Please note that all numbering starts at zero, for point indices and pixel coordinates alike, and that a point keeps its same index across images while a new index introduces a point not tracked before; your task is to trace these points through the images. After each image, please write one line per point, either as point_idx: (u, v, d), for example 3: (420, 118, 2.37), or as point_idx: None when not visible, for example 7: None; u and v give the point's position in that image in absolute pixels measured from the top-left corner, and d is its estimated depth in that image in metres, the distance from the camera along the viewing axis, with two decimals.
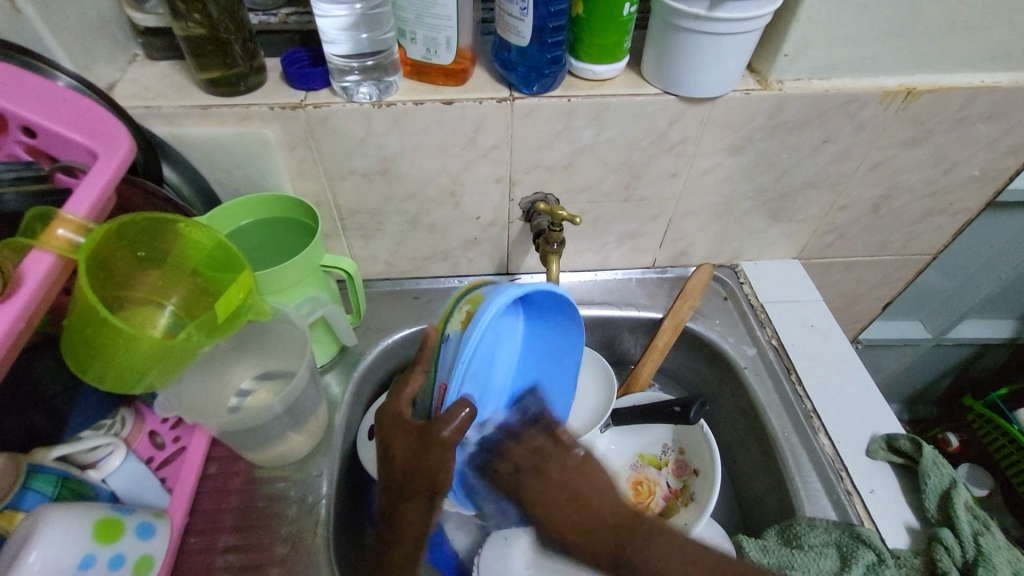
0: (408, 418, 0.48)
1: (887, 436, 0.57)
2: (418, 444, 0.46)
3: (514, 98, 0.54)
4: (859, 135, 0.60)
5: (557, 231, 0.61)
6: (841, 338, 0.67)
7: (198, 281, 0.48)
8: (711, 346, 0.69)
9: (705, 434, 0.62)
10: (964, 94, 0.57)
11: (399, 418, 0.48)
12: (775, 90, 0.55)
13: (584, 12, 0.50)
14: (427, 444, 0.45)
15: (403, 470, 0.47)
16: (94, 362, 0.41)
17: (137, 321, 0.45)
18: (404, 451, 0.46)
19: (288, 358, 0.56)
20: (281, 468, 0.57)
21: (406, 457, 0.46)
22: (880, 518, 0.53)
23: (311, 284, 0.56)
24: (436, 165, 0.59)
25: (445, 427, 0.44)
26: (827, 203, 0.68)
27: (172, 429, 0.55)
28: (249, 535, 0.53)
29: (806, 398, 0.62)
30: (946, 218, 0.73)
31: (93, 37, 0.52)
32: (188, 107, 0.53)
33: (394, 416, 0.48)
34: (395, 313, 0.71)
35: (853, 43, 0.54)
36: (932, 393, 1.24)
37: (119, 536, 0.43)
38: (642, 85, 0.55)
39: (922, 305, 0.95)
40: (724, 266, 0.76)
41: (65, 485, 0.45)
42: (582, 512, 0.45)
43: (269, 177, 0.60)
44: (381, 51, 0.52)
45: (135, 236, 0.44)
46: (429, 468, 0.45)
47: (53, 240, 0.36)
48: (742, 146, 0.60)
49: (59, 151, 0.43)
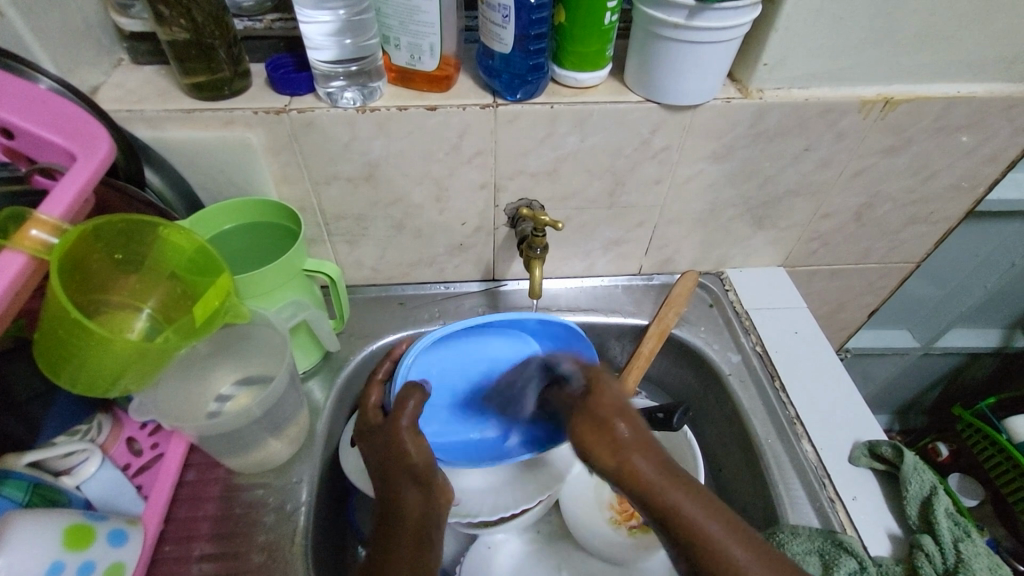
0: (373, 409, 0.53)
1: (869, 442, 0.57)
2: (379, 431, 0.50)
3: (498, 104, 0.54)
4: (840, 143, 0.61)
5: (541, 236, 0.61)
6: (825, 344, 0.67)
7: (177, 283, 0.47)
8: (695, 353, 0.70)
9: (688, 440, 0.62)
10: (942, 103, 0.58)
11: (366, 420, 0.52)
12: (756, 99, 0.56)
13: (566, 21, 0.51)
14: (385, 438, 0.49)
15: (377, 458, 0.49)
16: (67, 365, 0.40)
17: (114, 325, 0.45)
18: (374, 447, 0.49)
19: (268, 363, 0.55)
20: (260, 475, 0.57)
21: (373, 459, 0.49)
22: (862, 526, 0.53)
23: (292, 288, 0.56)
24: (421, 170, 0.60)
25: (401, 416, 0.49)
26: (810, 211, 0.69)
27: (150, 435, 0.55)
28: (225, 543, 0.52)
29: (789, 404, 0.62)
30: (929, 226, 0.74)
31: (76, 40, 0.52)
32: (171, 111, 0.53)
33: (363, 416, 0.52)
34: (380, 319, 0.71)
35: (831, 53, 0.54)
36: (922, 402, 1.24)
37: (89, 542, 0.42)
38: (625, 93, 0.56)
39: (908, 314, 0.96)
40: (710, 273, 0.76)
41: (36, 492, 0.43)
42: (607, 455, 0.38)
43: (252, 181, 0.60)
44: (364, 57, 0.52)
45: (111, 237, 0.43)
46: (387, 449, 0.48)
47: (26, 240, 0.36)
48: (724, 154, 0.60)
49: (37, 153, 0.43)
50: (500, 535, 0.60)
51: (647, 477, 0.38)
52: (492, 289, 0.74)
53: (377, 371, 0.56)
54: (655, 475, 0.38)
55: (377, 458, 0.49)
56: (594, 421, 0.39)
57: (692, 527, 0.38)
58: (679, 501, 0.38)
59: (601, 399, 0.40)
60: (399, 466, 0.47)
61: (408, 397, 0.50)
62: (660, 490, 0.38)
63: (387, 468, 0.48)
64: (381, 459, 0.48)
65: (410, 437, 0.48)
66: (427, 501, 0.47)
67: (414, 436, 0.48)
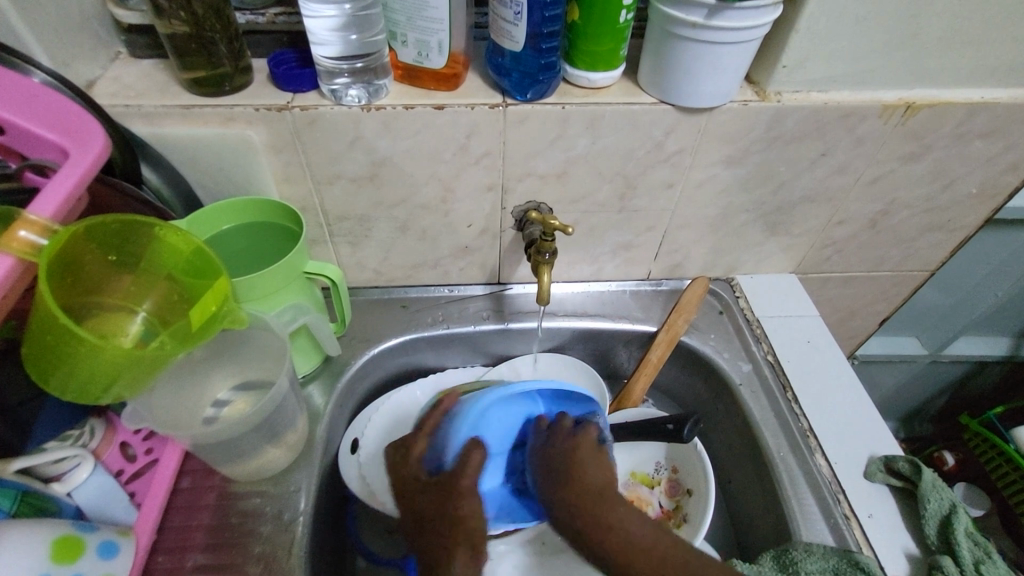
0: (419, 475, 0.48)
1: (885, 457, 0.56)
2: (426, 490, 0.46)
3: (507, 104, 0.53)
4: (858, 149, 0.59)
5: (549, 240, 0.59)
6: (838, 354, 0.66)
7: (173, 285, 0.46)
8: (705, 361, 0.68)
9: (698, 452, 0.60)
10: (964, 109, 0.56)
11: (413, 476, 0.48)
12: (773, 102, 0.54)
13: (579, 19, 0.49)
14: (438, 497, 0.45)
15: (419, 522, 0.45)
16: (56, 371, 0.38)
17: (108, 328, 0.43)
18: (416, 505, 0.46)
19: (267, 368, 0.54)
20: (258, 483, 0.55)
21: (420, 515, 0.45)
22: (879, 544, 0.51)
23: (293, 291, 0.54)
24: (426, 171, 0.58)
25: (461, 476, 0.45)
26: (824, 217, 0.67)
27: (144, 440, 0.53)
28: (220, 554, 0.51)
29: (802, 416, 0.61)
30: (945, 234, 0.72)
31: (72, 32, 0.50)
32: (170, 107, 0.52)
33: (400, 470, 0.48)
34: (382, 322, 0.69)
35: (852, 57, 0.53)
36: (928, 411, 1.22)
37: (79, 555, 0.41)
38: (638, 94, 0.54)
39: (919, 322, 0.94)
40: (720, 279, 0.75)
41: (24, 500, 0.42)
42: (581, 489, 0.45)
43: (253, 180, 0.58)
44: (370, 54, 0.50)
45: (105, 237, 0.42)
46: (447, 515, 0.44)
47: (14, 242, 0.34)
48: (739, 158, 0.59)
49: (29, 149, 0.42)
50: (503, 546, 0.59)
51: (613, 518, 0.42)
52: (497, 293, 0.72)
53: (425, 423, 0.51)
54: (600, 492, 0.44)
55: (415, 517, 0.46)
56: (559, 456, 0.47)
57: (617, 534, 0.42)
58: (612, 509, 0.43)
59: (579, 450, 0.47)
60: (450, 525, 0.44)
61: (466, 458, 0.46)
62: (589, 502, 0.43)
63: (428, 527, 0.45)
64: (419, 514, 0.46)
65: (462, 502, 0.44)
66: (470, 566, 0.42)
67: (476, 501, 0.45)
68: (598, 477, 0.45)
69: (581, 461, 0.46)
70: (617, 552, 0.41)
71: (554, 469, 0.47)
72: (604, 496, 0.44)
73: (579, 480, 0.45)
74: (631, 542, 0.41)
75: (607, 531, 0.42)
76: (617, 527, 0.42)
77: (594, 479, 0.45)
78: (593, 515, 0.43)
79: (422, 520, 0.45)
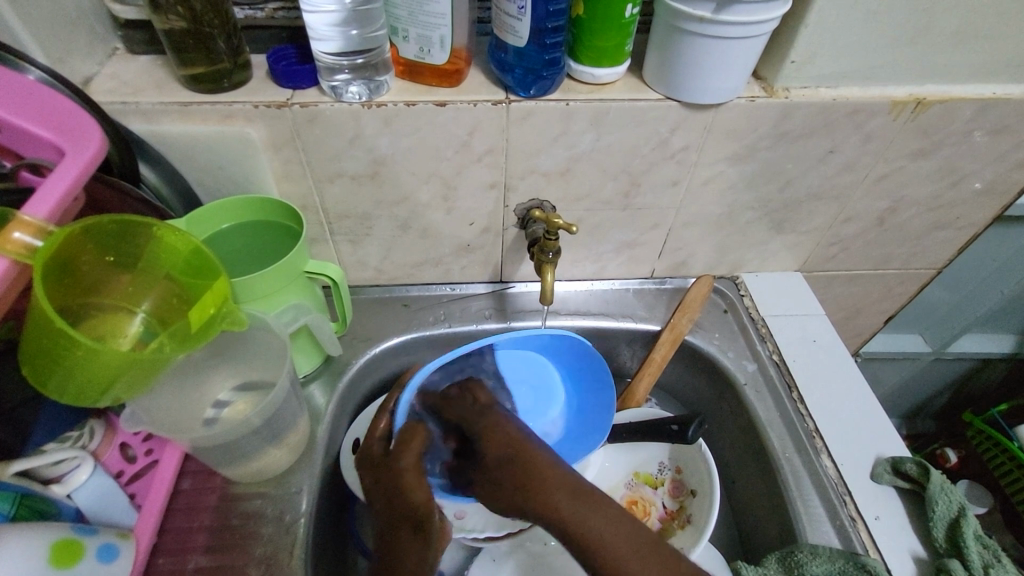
0: (376, 449, 0.48)
1: (893, 458, 0.55)
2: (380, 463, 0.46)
3: (510, 100, 0.52)
4: (867, 146, 0.58)
5: (553, 239, 0.58)
6: (844, 354, 0.65)
7: (172, 285, 0.45)
8: (709, 361, 0.67)
9: (703, 453, 0.60)
10: (975, 104, 0.55)
11: (370, 455, 0.48)
12: (781, 98, 0.53)
13: (584, 14, 0.48)
14: (386, 476, 0.45)
15: (373, 499, 0.45)
16: (54, 373, 0.38)
17: (106, 330, 0.42)
18: (379, 483, 0.45)
19: (267, 368, 0.53)
20: (259, 484, 0.55)
21: (379, 498, 0.45)
22: (886, 546, 0.51)
23: (294, 290, 0.54)
24: (428, 168, 0.57)
25: (400, 456, 0.44)
26: (831, 215, 0.66)
27: (144, 442, 0.53)
28: (221, 556, 0.51)
29: (808, 417, 0.60)
30: (953, 231, 0.71)
31: (68, 28, 0.49)
32: (167, 104, 0.51)
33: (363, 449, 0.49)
34: (384, 321, 0.69)
35: (862, 52, 0.52)
36: (931, 408, 1.21)
37: (79, 559, 0.40)
38: (644, 90, 0.53)
39: (924, 320, 0.93)
40: (725, 277, 0.74)
41: (23, 503, 0.41)
42: (508, 444, 0.41)
43: (252, 177, 0.57)
44: (371, 49, 0.50)
45: (102, 237, 0.41)
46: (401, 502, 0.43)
47: (8, 244, 0.33)
48: (746, 155, 0.58)
49: (25, 148, 0.41)
50: (505, 548, 0.58)
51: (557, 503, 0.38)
52: (500, 292, 0.71)
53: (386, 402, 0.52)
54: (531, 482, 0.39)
55: (376, 501, 0.45)
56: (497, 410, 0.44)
57: (586, 531, 0.37)
58: (562, 499, 0.38)
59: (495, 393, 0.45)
60: (394, 508, 0.43)
61: (410, 434, 0.45)
62: (523, 470, 0.40)
63: (387, 522, 0.44)
64: (386, 497, 0.44)
65: (409, 484, 0.43)
66: (426, 551, 0.42)
67: (417, 477, 0.44)
68: (551, 468, 0.40)
69: (498, 429, 0.42)
70: (587, 546, 0.37)
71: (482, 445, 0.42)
72: (558, 480, 0.39)
73: (507, 462, 0.40)
74: (595, 532, 0.37)
75: (572, 519, 0.37)
76: (592, 536, 0.37)
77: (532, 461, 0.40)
78: (544, 489, 0.39)
79: (382, 504, 0.44)
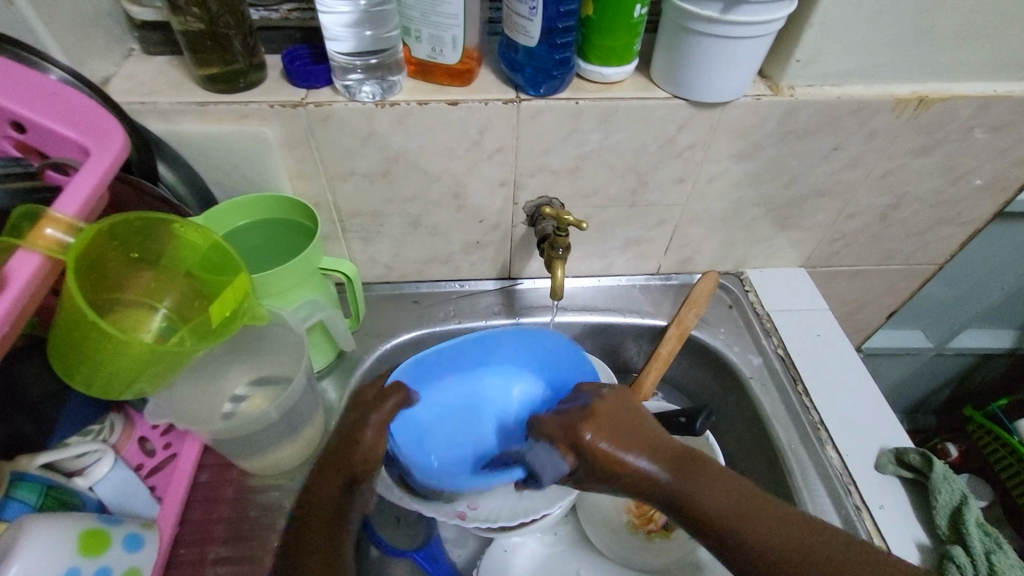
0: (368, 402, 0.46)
1: (897, 449, 0.57)
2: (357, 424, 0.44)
3: (520, 99, 0.53)
4: (870, 143, 0.59)
5: (563, 236, 0.59)
6: (848, 348, 0.66)
7: (193, 282, 0.46)
8: (715, 355, 0.68)
9: (710, 445, 0.61)
10: (976, 102, 0.56)
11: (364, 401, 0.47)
12: (786, 96, 0.54)
13: (594, 13, 0.49)
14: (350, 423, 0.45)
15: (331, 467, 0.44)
16: (81, 367, 0.39)
17: (129, 324, 0.43)
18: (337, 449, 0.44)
19: (284, 363, 0.54)
20: (275, 477, 0.56)
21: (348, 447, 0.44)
22: (890, 534, 0.52)
23: (309, 288, 0.55)
24: (439, 166, 0.58)
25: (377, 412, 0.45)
26: (834, 211, 0.67)
27: (162, 435, 0.54)
28: (241, 547, 0.52)
29: (813, 410, 0.61)
30: (954, 227, 0.72)
31: (87, 30, 0.50)
32: (185, 104, 0.52)
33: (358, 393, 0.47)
34: (394, 318, 0.70)
35: (866, 50, 0.53)
36: (932, 403, 1.22)
37: (105, 547, 0.41)
38: (651, 88, 0.54)
39: (926, 315, 0.94)
40: (729, 273, 0.75)
41: (49, 493, 0.42)
42: (631, 428, 0.45)
43: (266, 176, 0.58)
44: (384, 50, 0.50)
45: (126, 235, 0.42)
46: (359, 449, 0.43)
47: (40, 241, 0.35)
48: (751, 152, 0.59)
49: (49, 147, 0.42)
50: (517, 538, 0.59)
51: (712, 510, 0.41)
52: (508, 288, 0.72)
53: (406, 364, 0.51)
54: (665, 478, 0.43)
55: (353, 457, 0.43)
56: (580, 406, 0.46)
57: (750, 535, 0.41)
58: (696, 475, 0.43)
59: (606, 408, 0.46)
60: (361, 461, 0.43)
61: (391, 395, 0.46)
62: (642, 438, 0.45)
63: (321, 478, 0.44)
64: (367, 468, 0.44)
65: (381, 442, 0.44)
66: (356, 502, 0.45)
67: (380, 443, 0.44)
68: (634, 424, 0.45)
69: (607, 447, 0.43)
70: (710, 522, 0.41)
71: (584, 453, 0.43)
72: (695, 460, 0.44)
73: (609, 419, 0.45)
74: (715, 506, 0.42)
75: (694, 499, 0.42)
76: (704, 503, 0.42)
77: (636, 425, 0.45)
78: (678, 466, 0.43)
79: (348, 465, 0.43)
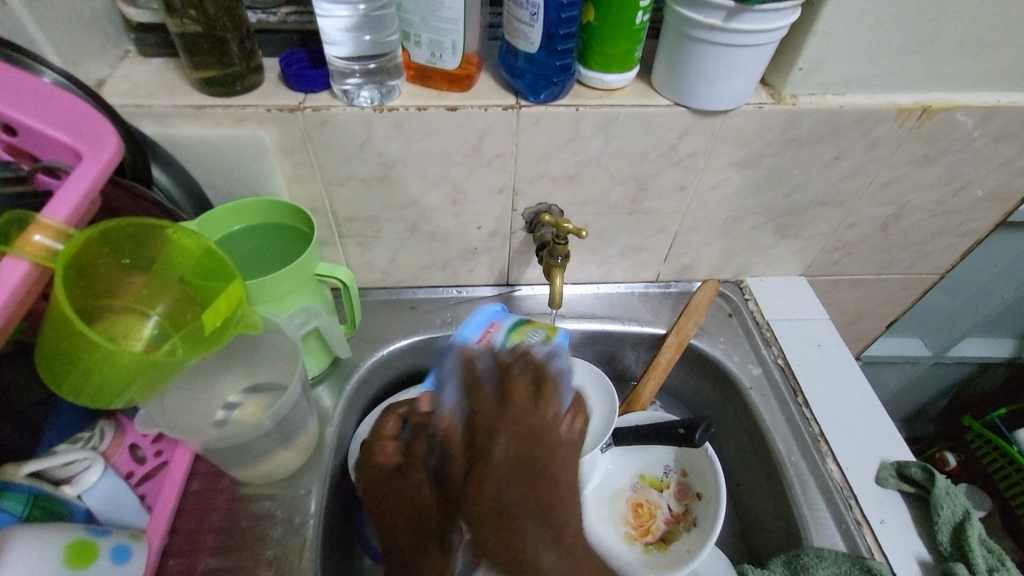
0: (387, 456, 0.49)
1: (897, 463, 0.56)
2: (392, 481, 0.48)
3: (520, 106, 0.52)
4: (872, 152, 0.59)
5: (562, 244, 0.59)
6: (849, 359, 0.66)
7: (186, 289, 0.45)
8: (714, 364, 0.68)
9: (708, 456, 0.61)
10: (979, 113, 0.56)
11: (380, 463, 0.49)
12: (789, 105, 0.54)
13: (595, 20, 0.48)
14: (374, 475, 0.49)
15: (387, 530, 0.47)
16: (69, 375, 0.38)
17: (120, 331, 0.43)
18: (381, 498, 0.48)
19: (278, 371, 0.54)
20: (268, 486, 0.55)
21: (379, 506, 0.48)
22: (891, 550, 0.52)
23: (305, 293, 0.54)
24: (437, 172, 0.57)
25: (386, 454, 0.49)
26: (835, 221, 0.67)
27: (154, 442, 0.53)
28: (232, 557, 0.51)
29: (813, 421, 0.61)
30: (956, 237, 0.72)
31: (82, 31, 0.50)
32: (180, 107, 0.51)
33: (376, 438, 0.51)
34: (391, 324, 0.69)
35: (870, 59, 0.52)
36: (931, 411, 1.21)
37: (92, 559, 0.40)
38: (653, 96, 0.54)
39: (926, 324, 0.93)
40: (729, 281, 0.74)
41: (35, 504, 0.41)
42: (517, 424, 0.41)
43: (262, 180, 0.57)
44: (383, 54, 0.50)
45: (118, 241, 0.41)
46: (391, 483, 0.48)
47: (30, 247, 0.34)
48: (752, 161, 0.58)
49: (40, 150, 0.41)
50: None
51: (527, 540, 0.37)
52: (505, 295, 0.72)
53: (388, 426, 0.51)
54: (507, 505, 0.38)
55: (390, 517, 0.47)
56: (524, 376, 0.44)
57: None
58: (512, 520, 0.38)
59: (516, 373, 0.44)
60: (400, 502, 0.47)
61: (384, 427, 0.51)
62: (526, 439, 0.41)
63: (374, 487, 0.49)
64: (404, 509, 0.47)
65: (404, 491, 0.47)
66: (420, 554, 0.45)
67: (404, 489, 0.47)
68: (533, 427, 0.42)
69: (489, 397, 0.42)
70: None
71: (477, 400, 0.44)
72: (518, 501, 0.39)
73: (515, 415, 0.42)
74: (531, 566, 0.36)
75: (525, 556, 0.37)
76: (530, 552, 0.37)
77: (536, 449, 0.41)
78: (535, 484, 0.40)
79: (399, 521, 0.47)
